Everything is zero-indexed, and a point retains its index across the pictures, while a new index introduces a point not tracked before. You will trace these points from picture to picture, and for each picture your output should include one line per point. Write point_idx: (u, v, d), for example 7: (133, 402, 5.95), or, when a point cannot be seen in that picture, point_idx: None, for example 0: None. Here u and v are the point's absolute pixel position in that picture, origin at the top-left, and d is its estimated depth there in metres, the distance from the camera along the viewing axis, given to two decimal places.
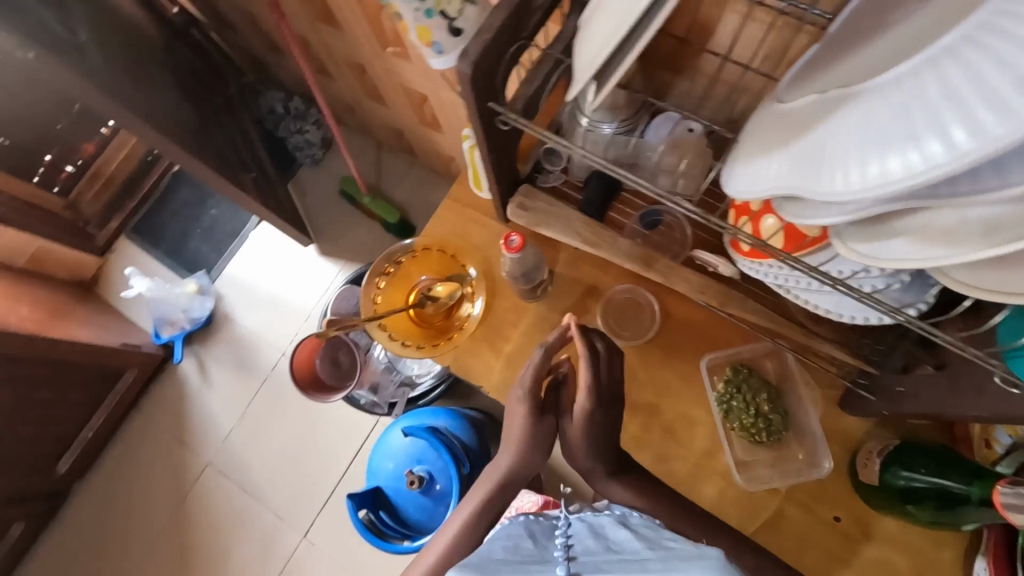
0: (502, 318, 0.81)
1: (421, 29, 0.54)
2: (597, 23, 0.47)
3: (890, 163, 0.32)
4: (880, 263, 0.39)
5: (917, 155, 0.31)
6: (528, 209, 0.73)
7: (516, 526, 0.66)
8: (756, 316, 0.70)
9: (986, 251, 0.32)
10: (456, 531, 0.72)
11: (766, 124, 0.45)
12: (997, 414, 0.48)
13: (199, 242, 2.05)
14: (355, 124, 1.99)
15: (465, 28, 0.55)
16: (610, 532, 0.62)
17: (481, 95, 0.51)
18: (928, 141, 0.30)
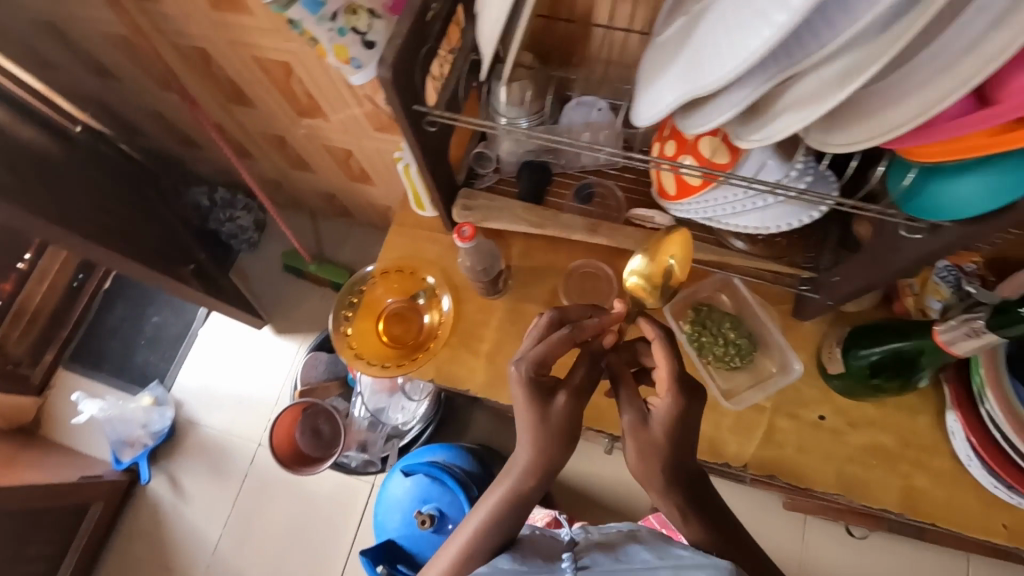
0: (473, 319, 0.85)
1: (339, 47, 0.55)
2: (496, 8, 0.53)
3: (753, 41, 0.37)
4: (772, 141, 0.46)
5: (768, 29, 0.36)
6: (472, 207, 0.78)
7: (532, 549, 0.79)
8: (701, 252, 0.76)
9: (849, 91, 0.38)
10: (467, 541, 0.64)
11: (659, 54, 0.51)
12: (903, 267, 0.55)
13: (147, 354, 1.95)
14: (286, 201, 2.01)
15: (377, 40, 0.56)
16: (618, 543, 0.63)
17: (405, 98, 0.56)
18: (773, 15, 0.36)
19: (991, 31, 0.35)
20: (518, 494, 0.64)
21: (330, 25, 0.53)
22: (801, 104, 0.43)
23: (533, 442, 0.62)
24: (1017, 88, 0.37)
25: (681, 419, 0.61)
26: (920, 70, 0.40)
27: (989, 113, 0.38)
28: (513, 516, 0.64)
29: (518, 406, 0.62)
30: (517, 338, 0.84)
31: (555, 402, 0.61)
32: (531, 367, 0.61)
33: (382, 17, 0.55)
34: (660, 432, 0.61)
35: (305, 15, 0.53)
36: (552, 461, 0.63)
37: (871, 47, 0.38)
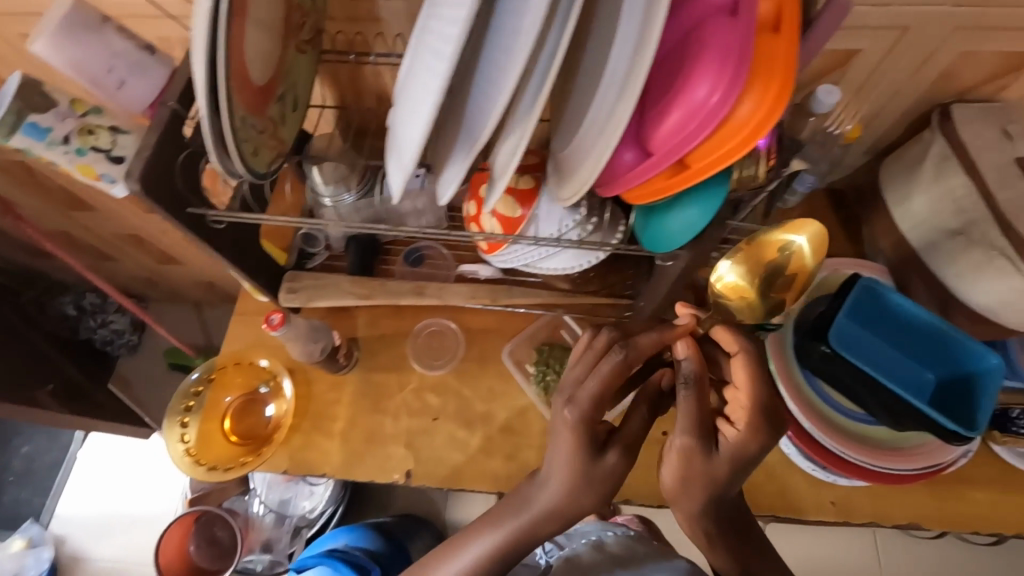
0: (324, 399, 0.83)
1: (82, 167, 0.54)
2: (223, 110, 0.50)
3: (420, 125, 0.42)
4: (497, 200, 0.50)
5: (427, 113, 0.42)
6: (297, 289, 0.78)
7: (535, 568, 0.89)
8: (526, 297, 0.80)
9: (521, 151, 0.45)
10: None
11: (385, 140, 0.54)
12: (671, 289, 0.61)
13: (16, 489, 1.73)
14: (165, 296, 1.89)
15: (126, 154, 0.54)
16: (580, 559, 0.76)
17: (171, 206, 0.55)
18: (429, 102, 0.41)
19: (619, 101, 0.42)
20: (520, 538, 0.59)
21: (64, 148, 0.53)
22: (501, 172, 0.49)
23: (566, 490, 0.56)
24: (659, 143, 0.42)
25: (751, 452, 0.54)
26: (591, 134, 0.46)
27: (649, 165, 0.44)
28: (509, 556, 0.60)
29: (558, 451, 0.55)
30: (370, 411, 0.83)
31: (607, 458, 0.55)
32: (581, 415, 0.53)
33: (127, 131, 0.55)
34: (728, 470, 0.54)
35: (35, 143, 0.53)
36: (578, 509, 0.57)
37: (525, 119, 0.45)
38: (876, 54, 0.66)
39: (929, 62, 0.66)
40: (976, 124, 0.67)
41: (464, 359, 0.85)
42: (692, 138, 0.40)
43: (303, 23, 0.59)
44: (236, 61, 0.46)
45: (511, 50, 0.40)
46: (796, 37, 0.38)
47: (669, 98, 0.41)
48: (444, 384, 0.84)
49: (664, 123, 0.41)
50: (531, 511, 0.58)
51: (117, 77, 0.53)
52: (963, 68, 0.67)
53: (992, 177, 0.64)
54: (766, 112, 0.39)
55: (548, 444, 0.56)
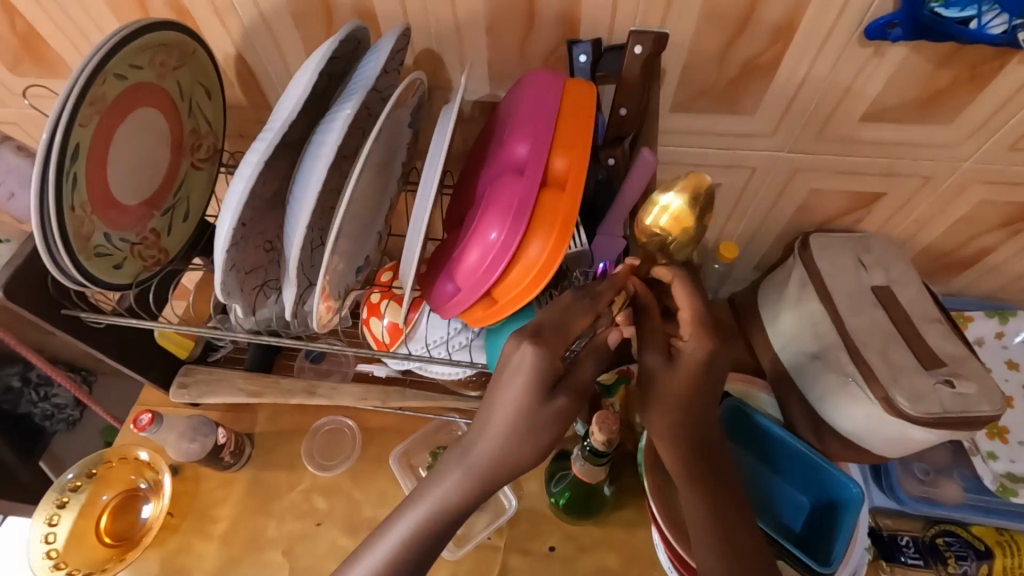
0: (208, 498, 0.80)
1: None
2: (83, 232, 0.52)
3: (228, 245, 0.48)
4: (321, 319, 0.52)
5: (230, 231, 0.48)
6: (188, 385, 0.78)
7: None
8: (417, 400, 0.81)
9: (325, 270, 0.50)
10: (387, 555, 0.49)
11: None
12: None
13: None
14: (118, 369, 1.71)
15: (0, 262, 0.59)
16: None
17: (40, 308, 0.58)
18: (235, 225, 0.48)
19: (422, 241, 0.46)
20: (467, 493, 0.49)
21: None
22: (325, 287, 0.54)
23: (509, 435, 0.47)
24: (463, 277, 0.45)
25: (703, 365, 0.48)
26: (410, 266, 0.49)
27: (461, 295, 0.46)
28: (451, 525, 0.50)
29: (505, 390, 0.47)
30: (254, 512, 0.79)
31: (555, 400, 0.47)
32: (534, 347, 0.46)
33: (7, 239, 0.59)
34: (683, 381, 0.48)
35: None
36: (525, 461, 0.48)
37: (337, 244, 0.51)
38: (735, 187, 0.71)
39: (785, 196, 0.71)
40: (833, 252, 0.71)
41: (359, 459, 0.83)
42: (490, 274, 0.44)
43: (198, 145, 0.63)
44: (95, 187, 0.51)
45: (303, 192, 0.45)
46: (577, 195, 0.43)
47: (467, 239, 0.44)
48: (334, 487, 0.81)
49: (467, 258, 0.44)
50: (475, 460, 0.48)
51: (7, 191, 0.58)
52: (818, 202, 0.72)
53: (843, 305, 0.67)
54: (551, 253, 0.43)
55: (490, 387, 0.49)
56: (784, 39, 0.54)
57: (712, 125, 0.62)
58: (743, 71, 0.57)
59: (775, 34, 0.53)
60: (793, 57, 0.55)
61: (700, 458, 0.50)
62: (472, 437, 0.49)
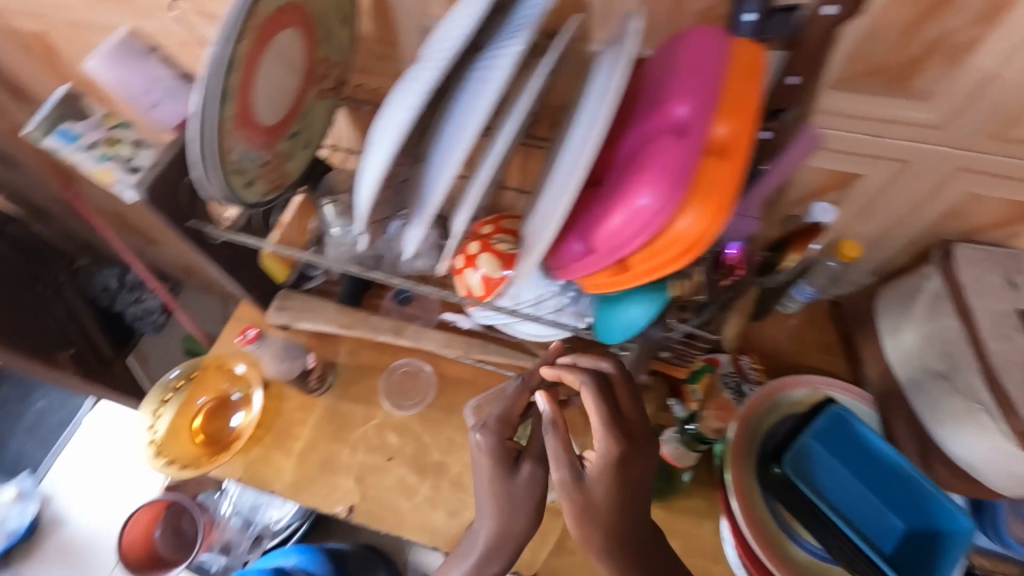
0: (290, 418, 0.85)
1: (100, 171, 0.58)
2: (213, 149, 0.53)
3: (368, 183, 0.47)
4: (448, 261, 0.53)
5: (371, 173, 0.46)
6: (285, 308, 0.82)
7: None
8: (497, 356, 0.80)
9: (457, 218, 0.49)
10: None
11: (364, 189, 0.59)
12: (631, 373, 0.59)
13: (23, 440, 1.86)
14: (200, 282, 1.96)
15: (142, 166, 0.59)
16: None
17: (174, 216, 0.61)
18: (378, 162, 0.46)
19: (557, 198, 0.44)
20: None
21: (89, 153, 0.59)
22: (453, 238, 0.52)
23: (496, 516, 0.58)
24: (598, 241, 0.44)
25: (628, 462, 0.53)
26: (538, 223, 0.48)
27: (589, 261, 0.45)
28: None
29: (480, 479, 0.60)
30: (331, 438, 0.84)
31: (521, 470, 0.59)
32: (484, 433, 0.60)
33: (150, 146, 0.60)
34: (600, 489, 0.52)
35: (63, 148, 0.59)
36: (520, 533, 0.58)
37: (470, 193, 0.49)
38: (878, 181, 0.65)
39: (934, 197, 0.64)
40: (979, 267, 0.64)
41: (432, 403, 0.86)
42: (629, 243, 0.42)
43: (327, 74, 0.63)
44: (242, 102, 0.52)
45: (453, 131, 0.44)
46: (740, 168, 0.40)
47: (609, 202, 0.42)
48: (406, 427, 0.84)
49: (610, 224, 0.42)
50: (477, 541, 0.59)
51: (152, 100, 0.60)
52: (973, 209, 0.64)
53: (984, 327, 0.60)
54: (702, 228, 0.40)
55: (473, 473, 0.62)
56: (991, 16, 0.47)
57: (873, 108, 0.56)
58: (927, 50, 0.51)
59: (981, 10, 0.46)
60: (993, 41, 0.48)
61: (629, 551, 0.53)
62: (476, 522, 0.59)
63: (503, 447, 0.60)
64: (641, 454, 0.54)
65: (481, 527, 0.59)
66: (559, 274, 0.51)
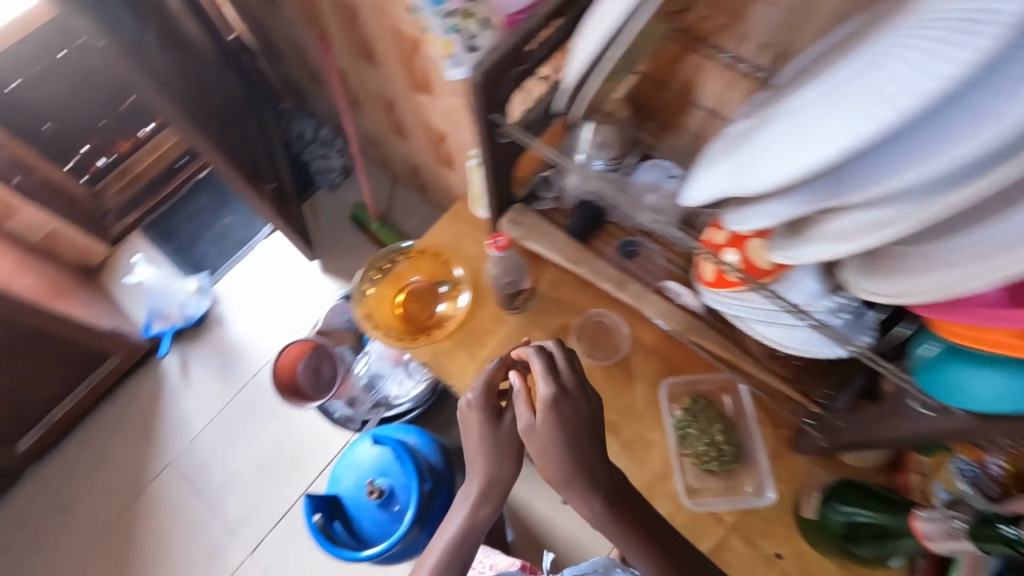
0: (482, 325, 0.86)
1: (447, 42, 0.69)
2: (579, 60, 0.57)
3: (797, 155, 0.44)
4: (801, 260, 0.50)
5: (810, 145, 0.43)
6: (519, 223, 0.82)
7: None
8: (715, 346, 0.75)
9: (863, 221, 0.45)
10: (441, 552, 0.80)
11: (725, 143, 0.56)
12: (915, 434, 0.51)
13: (208, 246, 2.09)
14: (380, 157, 2.07)
15: (481, 47, 0.69)
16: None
17: (486, 104, 0.59)
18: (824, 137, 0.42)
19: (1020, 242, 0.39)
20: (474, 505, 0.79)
21: (444, 20, 0.67)
22: (827, 233, 0.49)
23: (487, 460, 0.77)
24: None
25: (562, 409, 0.66)
26: (955, 254, 0.43)
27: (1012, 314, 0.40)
28: (482, 521, 0.80)
29: (475, 433, 0.78)
30: None
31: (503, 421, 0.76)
32: (470, 399, 0.77)
33: (491, 28, 0.68)
34: (540, 427, 0.66)
35: (425, 8, 0.67)
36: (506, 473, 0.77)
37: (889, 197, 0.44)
38: None
39: None
40: None
41: (620, 363, 0.83)
42: None
43: None
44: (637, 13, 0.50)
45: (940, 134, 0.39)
46: None
47: None
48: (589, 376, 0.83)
49: None
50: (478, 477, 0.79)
51: None
52: None
53: None
54: None
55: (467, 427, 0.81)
56: None
57: None
58: None
59: None
60: None
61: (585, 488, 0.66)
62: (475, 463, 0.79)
63: (487, 404, 0.78)
64: (578, 405, 0.67)
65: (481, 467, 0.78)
66: (910, 306, 0.48)
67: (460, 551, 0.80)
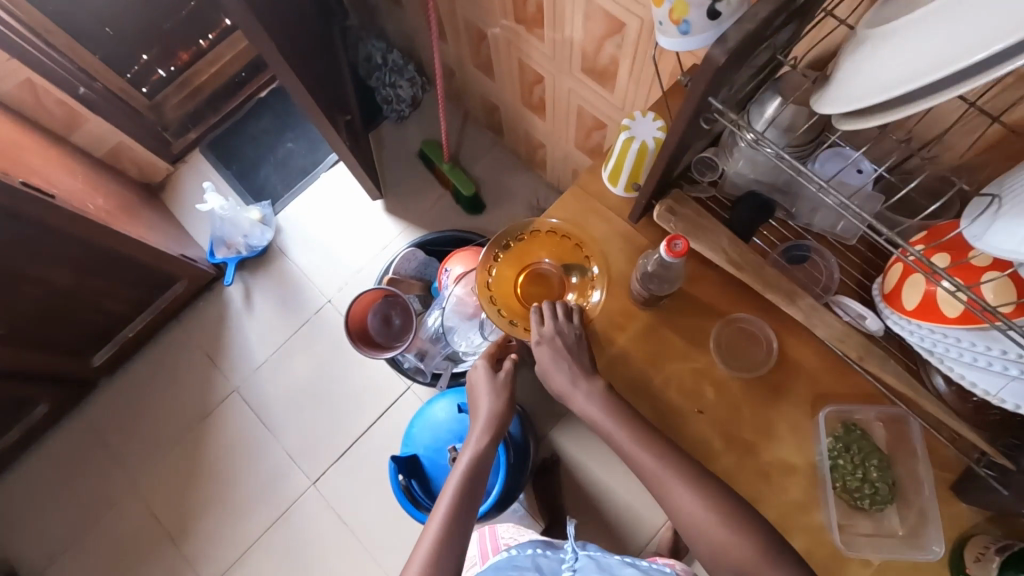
0: (611, 319, 0.78)
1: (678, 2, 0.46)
2: (879, 50, 0.42)
3: None
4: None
5: None
6: (676, 215, 0.71)
7: (525, 559, 0.85)
8: (896, 379, 0.67)
9: None
10: (455, 490, 0.86)
11: None
12: None
13: (271, 173, 2.00)
14: (454, 91, 1.91)
15: (726, 13, 0.46)
16: (614, 568, 0.80)
17: (710, 86, 0.48)
18: None
19: None
20: (481, 448, 0.90)
21: None
22: None
23: (493, 400, 0.92)
24: None
25: (555, 346, 0.75)
26: None
27: None
28: (484, 459, 0.90)
29: (480, 386, 0.94)
30: (646, 359, 0.77)
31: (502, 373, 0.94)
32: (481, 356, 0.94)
33: None
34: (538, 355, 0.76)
35: None
36: (507, 412, 0.93)
37: None
38: None
39: None
40: None
41: (765, 378, 0.75)
42: None
43: None
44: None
45: None
46: None
47: None
48: (727, 388, 0.75)
49: None
50: (480, 421, 0.92)
51: None
52: None
53: None
54: None
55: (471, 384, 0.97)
56: None
57: None
58: None
59: None
60: None
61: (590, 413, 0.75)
62: (478, 409, 0.93)
63: (493, 360, 0.96)
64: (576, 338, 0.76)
65: (485, 412, 0.92)
66: None
67: (470, 491, 0.87)
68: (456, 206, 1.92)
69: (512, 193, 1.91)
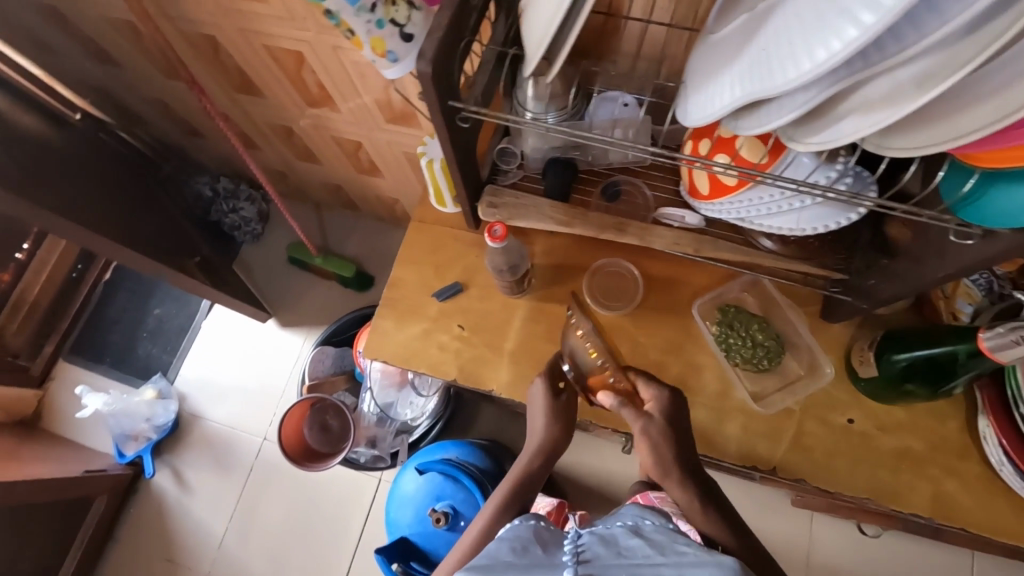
0: (496, 319, 0.82)
1: (375, 40, 0.55)
2: (534, 10, 0.51)
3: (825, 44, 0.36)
4: (837, 144, 0.44)
5: (837, 40, 0.35)
6: (498, 206, 0.77)
7: (522, 526, 0.65)
8: (731, 253, 0.76)
9: (929, 94, 0.36)
10: (492, 512, 0.72)
11: (718, 49, 0.49)
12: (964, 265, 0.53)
13: (149, 345, 1.89)
14: (294, 191, 1.93)
15: (416, 33, 0.57)
16: (622, 540, 0.59)
17: (441, 94, 0.55)
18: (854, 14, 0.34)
19: None
20: (532, 466, 0.74)
21: (368, 17, 0.53)
22: (867, 107, 0.41)
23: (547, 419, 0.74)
24: None
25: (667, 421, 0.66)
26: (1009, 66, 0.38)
27: None
28: (534, 480, 0.74)
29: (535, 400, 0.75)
30: (541, 339, 0.81)
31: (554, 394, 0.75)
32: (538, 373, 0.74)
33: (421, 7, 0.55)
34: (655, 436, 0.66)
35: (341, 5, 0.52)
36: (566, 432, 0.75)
37: (953, 50, 0.36)
38: None
39: None
40: None
41: (643, 303, 0.82)
42: None
43: None
44: None
45: None
46: None
47: None
48: (618, 328, 0.81)
49: None
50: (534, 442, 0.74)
51: None
52: None
53: None
54: None
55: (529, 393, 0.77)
56: None
57: None
58: None
59: None
60: None
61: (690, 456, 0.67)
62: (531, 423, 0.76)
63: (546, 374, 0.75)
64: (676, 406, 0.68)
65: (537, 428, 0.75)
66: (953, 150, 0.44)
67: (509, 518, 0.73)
68: (347, 290, 1.91)
69: (392, 255, 1.93)
